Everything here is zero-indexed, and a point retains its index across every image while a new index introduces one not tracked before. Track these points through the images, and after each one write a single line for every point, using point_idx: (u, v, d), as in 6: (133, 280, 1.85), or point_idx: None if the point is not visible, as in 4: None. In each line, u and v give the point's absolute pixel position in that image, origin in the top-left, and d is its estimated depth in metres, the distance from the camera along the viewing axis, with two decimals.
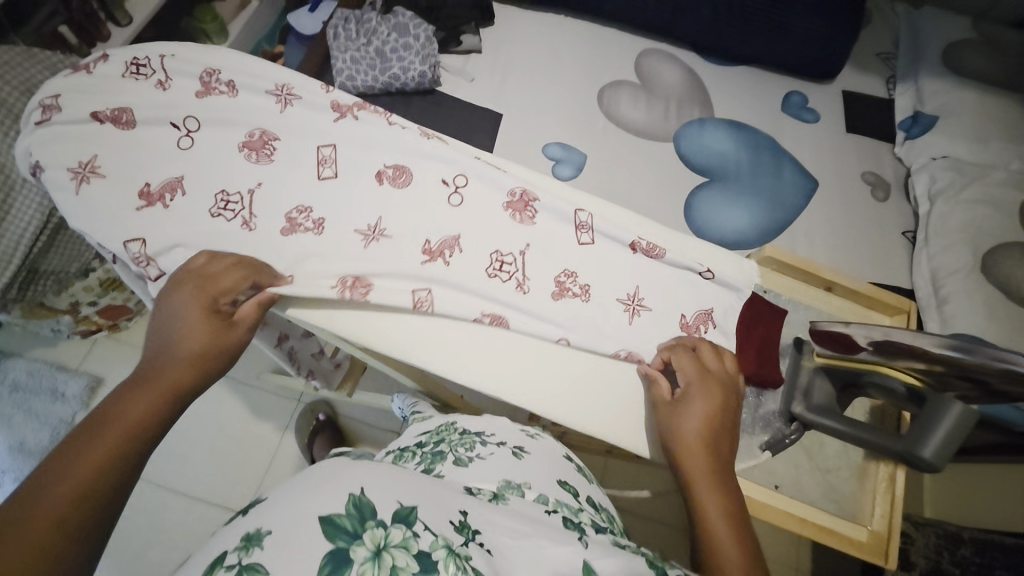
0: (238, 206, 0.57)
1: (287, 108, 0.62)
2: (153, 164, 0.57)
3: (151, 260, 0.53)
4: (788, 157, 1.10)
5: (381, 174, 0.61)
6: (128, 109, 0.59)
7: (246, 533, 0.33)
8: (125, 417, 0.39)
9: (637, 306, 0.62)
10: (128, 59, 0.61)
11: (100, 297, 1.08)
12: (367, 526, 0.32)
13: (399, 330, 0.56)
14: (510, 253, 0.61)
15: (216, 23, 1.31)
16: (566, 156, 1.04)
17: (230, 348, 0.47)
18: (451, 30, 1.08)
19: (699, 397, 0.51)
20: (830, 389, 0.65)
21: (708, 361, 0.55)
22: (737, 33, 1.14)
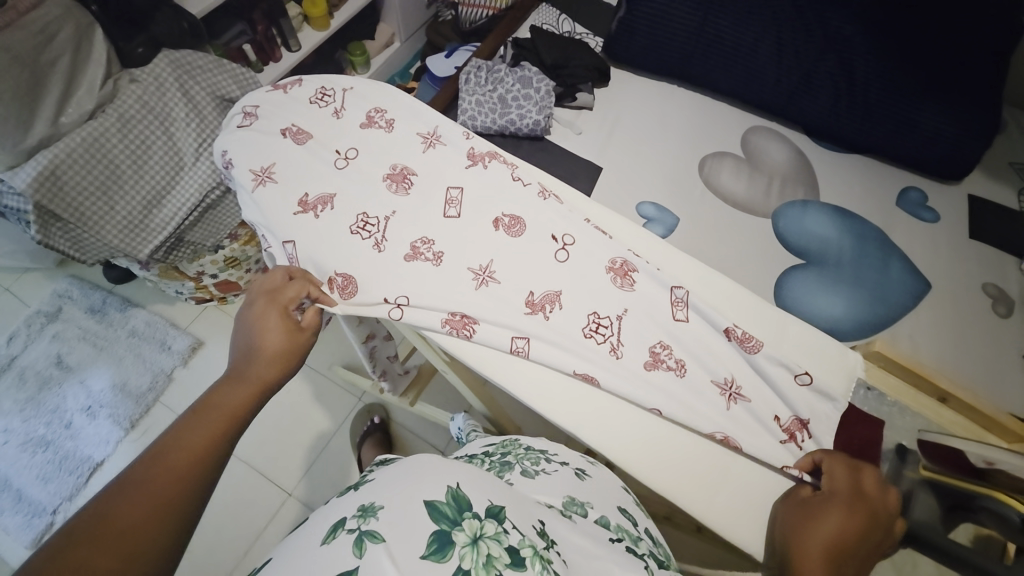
0: (375, 228, 0.64)
1: (430, 149, 0.70)
2: (313, 179, 0.66)
3: (299, 262, 0.62)
4: (899, 255, 1.04)
5: (498, 222, 0.66)
6: (307, 127, 0.70)
7: (362, 505, 0.38)
8: (225, 405, 0.46)
9: (733, 393, 0.60)
10: (319, 87, 0.73)
11: (221, 272, 1.23)
12: (465, 516, 0.37)
13: (491, 361, 0.60)
14: (607, 316, 0.63)
15: (363, 57, 1.53)
16: (659, 217, 1.06)
17: (301, 347, 0.54)
18: (569, 87, 1.16)
19: (837, 511, 0.49)
20: (935, 507, 0.58)
21: (868, 485, 0.51)
22: (858, 122, 1.12)
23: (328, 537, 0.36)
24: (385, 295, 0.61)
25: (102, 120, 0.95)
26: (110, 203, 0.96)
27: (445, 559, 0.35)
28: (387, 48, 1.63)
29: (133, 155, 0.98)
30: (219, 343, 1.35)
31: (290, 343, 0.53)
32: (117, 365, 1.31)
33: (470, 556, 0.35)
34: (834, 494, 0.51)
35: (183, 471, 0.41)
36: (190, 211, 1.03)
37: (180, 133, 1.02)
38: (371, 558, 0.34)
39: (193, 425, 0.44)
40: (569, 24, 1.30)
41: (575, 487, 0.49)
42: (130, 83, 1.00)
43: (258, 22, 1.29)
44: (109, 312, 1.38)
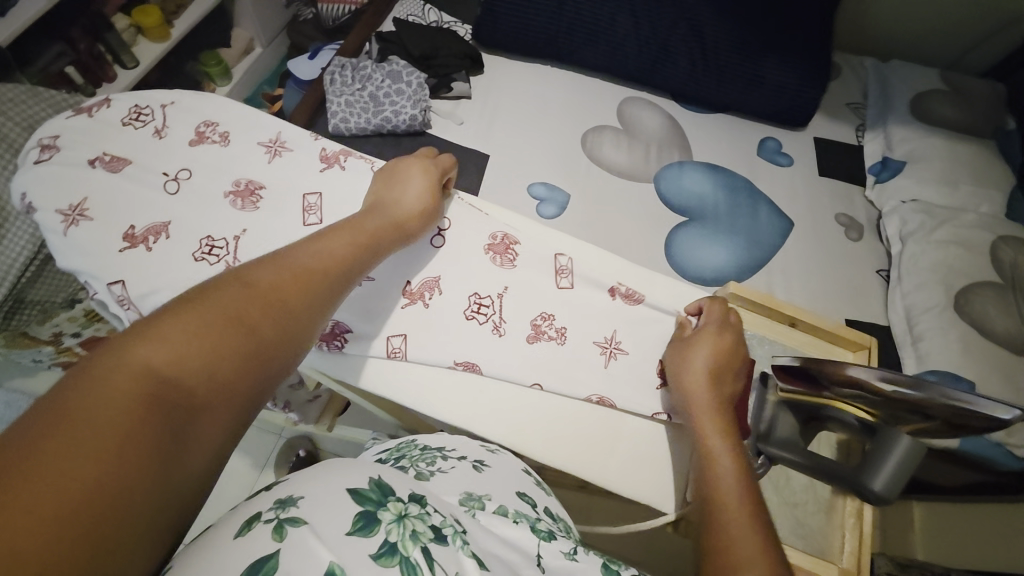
0: (223, 251, 0.59)
1: (276, 158, 0.65)
2: (143, 208, 0.59)
3: (133, 303, 0.55)
4: (764, 200, 1.15)
5: None
6: (125, 157, 0.62)
7: (280, 498, 0.36)
8: (347, 243, 0.52)
9: (613, 349, 0.65)
10: (132, 106, 0.65)
11: (84, 329, 1.00)
12: (389, 498, 0.37)
13: (376, 365, 0.61)
14: (488, 295, 0.65)
15: (220, 66, 1.41)
16: (550, 196, 1.08)
17: (426, 215, 0.61)
18: (442, 77, 1.14)
19: (711, 339, 0.61)
20: (795, 423, 0.64)
21: (733, 318, 0.64)
22: (714, 83, 1.21)
23: (244, 530, 0.34)
24: None
25: None
26: None
27: (371, 534, 0.34)
28: (248, 56, 1.51)
29: None
30: None
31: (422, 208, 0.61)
32: None
33: (397, 529, 0.35)
34: (707, 325, 0.62)
35: (251, 321, 0.40)
36: (27, 264, 0.89)
37: None
38: (294, 541, 0.32)
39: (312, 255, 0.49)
40: (436, 13, 1.26)
41: (474, 481, 0.48)
42: None
43: (78, 40, 1.12)
44: None
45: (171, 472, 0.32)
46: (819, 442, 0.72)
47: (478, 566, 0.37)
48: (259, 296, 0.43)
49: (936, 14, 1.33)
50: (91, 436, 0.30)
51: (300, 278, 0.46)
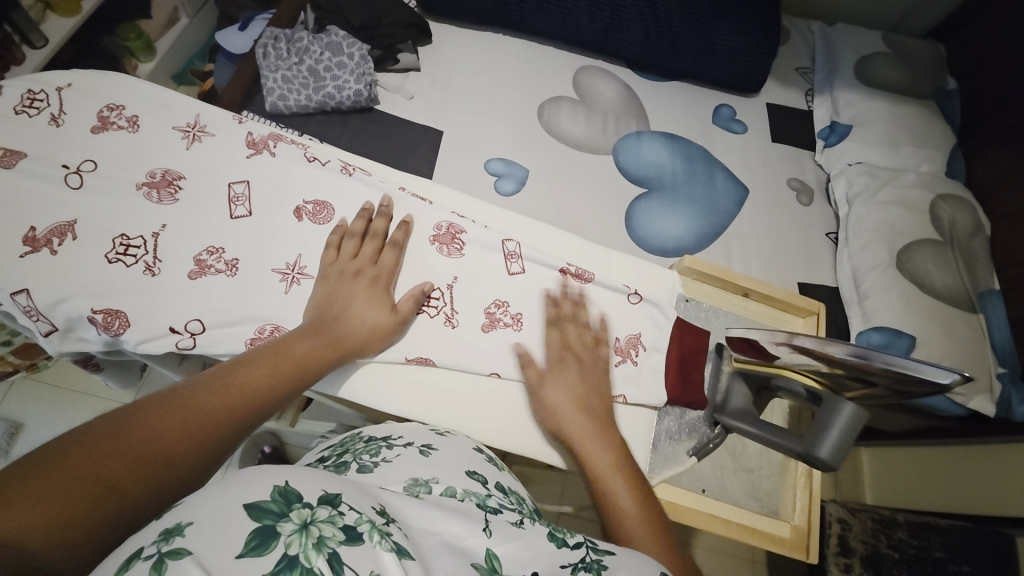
0: (140, 250, 0.59)
1: (195, 144, 0.66)
2: (46, 208, 0.59)
3: (41, 314, 0.56)
4: (719, 166, 1.16)
5: (301, 210, 0.65)
6: (20, 152, 0.61)
7: (166, 527, 0.32)
8: (285, 361, 0.52)
9: (571, 332, 0.67)
10: (25, 92, 0.64)
11: (14, 337, 0.97)
12: (294, 507, 0.34)
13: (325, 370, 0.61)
14: (438, 287, 0.66)
15: (141, 40, 1.32)
16: (508, 171, 1.06)
17: (388, 319, 0.60)
18: (387, 48, 1.06)
19: (563, 374, 0.61)
20: (747, 393, 0.67)
21: (573, 340, 0.64)
22: (667, 50, 1.20)
23: (120, 570, 0.30)
24: (172, 325, 0.58)
25: None
26: None
27: (266, 552, 0.31)
28: (172, 27, 1.42)
29: None
30: (45, 419, 1.11)
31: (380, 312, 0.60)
32: None
33: (297, 541, 0.32)
34: (554, 359, 0.62)
35: (166, 444, 0.40)
36: None
37: None
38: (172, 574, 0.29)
39: (248, 375, 0.49)
40: None
41: (419, 467, 0.49)
42: None
43: None
44: None
45: None
46: (772, 410, 0.75)
47: (399, 558, 0.34)
48: (163, 424, 0.41)
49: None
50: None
51: (230, 398, 0.46)
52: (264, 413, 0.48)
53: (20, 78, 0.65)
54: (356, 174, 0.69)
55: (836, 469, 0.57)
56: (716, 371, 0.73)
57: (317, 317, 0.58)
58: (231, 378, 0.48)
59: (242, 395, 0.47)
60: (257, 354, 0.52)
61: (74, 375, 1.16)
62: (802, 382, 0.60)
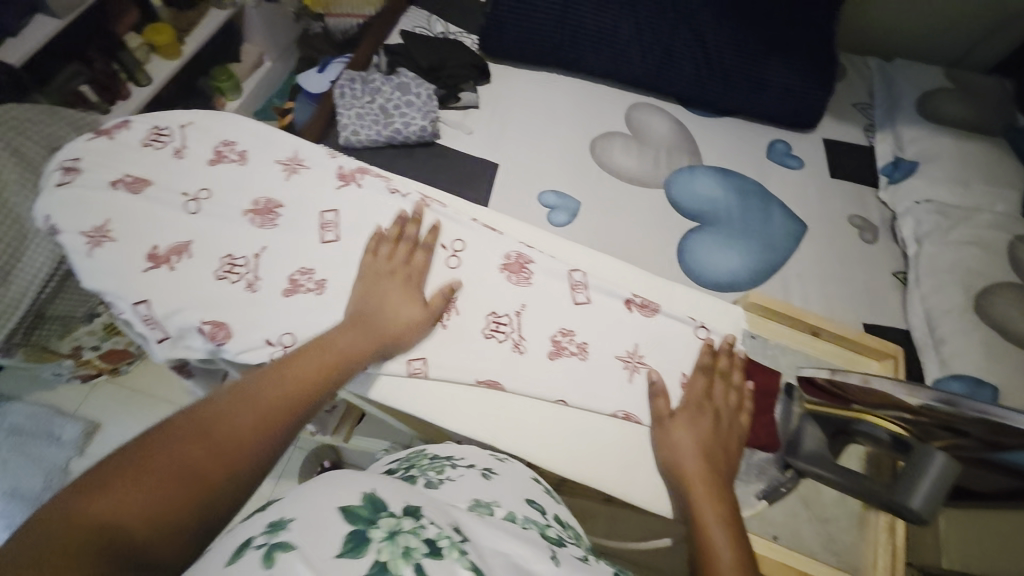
0: (244, 269, 0.65)
1: (293, 175, 0.71)
2: (162, 229, 0.65)
3: (158, 322, 0.61)
4: (777, 202, 1.14)
5: (382, 237, 0.68)
6: (146, 179, 0.68)
7: (271, 521, 0.35)
8: (333, 351, 0.55)
9: (636, 363, 0.66)
10: (152, 127, 0.72)
11: (103, 342, 1.10)
12: (381, 514, 0.37)
13: (396, 390, 0.62)
14: (506, 313, 0.67)
15: (231, 81, 1.45)
16: (561, 204, 1.08)
17: (423, 313, 0.62)
18: (451, 88, 1.14)
19: (690, 422, 0.60)
20: (822, 436, 0.66)
21: (716, 392, 0.63)
22: (718, 89, 1.20)
23: (233, 558, 0.33)
24: (267, 338, 0.62)
25: None
26: None
27: (360, 555, 0.33)
28: (258, 69, 1.57)
29: None
30: (121, 421, 1.20)
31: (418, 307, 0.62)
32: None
33: (387, 548, 0.34)
34: (686, 404, 0.61)
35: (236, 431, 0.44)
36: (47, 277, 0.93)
37: (13, 196, 0.88)
38: (281, 567, 0.31)
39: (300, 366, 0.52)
40: (442, 25, 1.28)
41: (482, 489, 0.50)
42: None
43: (95, 60, 1.13)
44: None
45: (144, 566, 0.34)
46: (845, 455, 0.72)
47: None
48: (232, 413, 0.45)
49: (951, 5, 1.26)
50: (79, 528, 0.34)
51: (288, 388, 0.50)
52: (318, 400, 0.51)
53: (149, 115, 0.73)
54: (433, 206, 0.72)
55: (929, 523, 0.54)
56: (786, 411, 0.72)
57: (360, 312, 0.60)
58: (284, 368, 0.51)
59: (297, 383, 0.50)
60: (304, 350, 0.54)
61: (149, 380, 1.25)
62: (886, 429, 0.59)
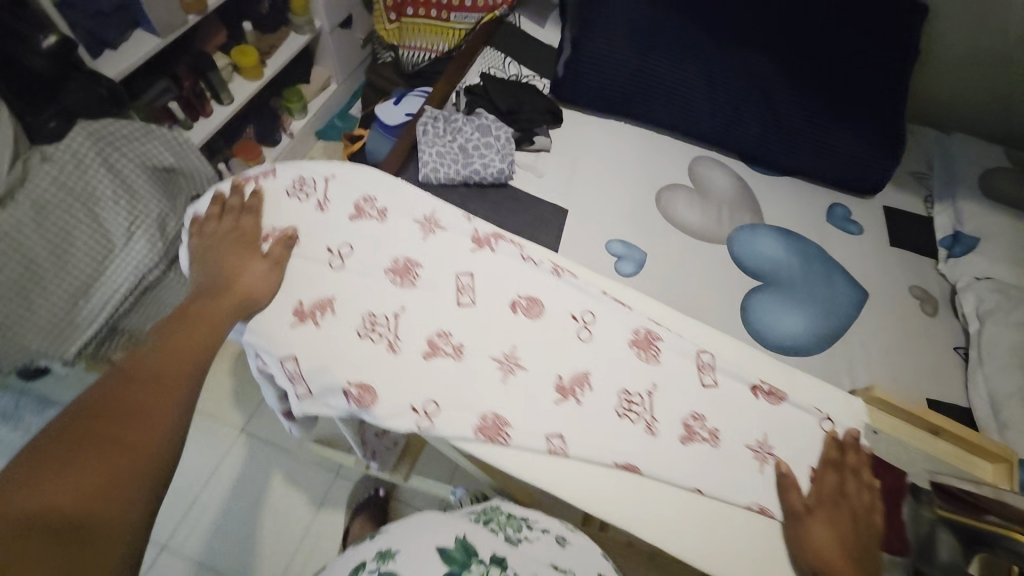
0: (385, 328, 0.62)
1: (430, 236, 0.68)
2: (310, 284, 0.63)
3: (303, 378, 0.59)
4: (838, 268, 1.16)
5: (515, 304, 0.65)
6: (291, 229, 0.66)
7: (387, 548, 0.60)
8: (204, 318, 0.57)
9: (767, 454, 0.62)
10: (293, 176, 0.69)
11: None
12: (470, 559, 0.58)
13: (531, 469, 0.58)
14: (638, 392, 0.63)
15: (301, 103, 1.51)
16: (627, 254, 1.10)
17: (274, 274, 0.62)
18: (525, 131, 1.16)
19: (826, 519, 0.58)
20: (955, 544, 0.60)
21: (849, 487, 0.60)
22: (783, 148, 1.21)
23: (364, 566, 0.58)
24: (412, 404, 0.59)
25: (13, 207, 0.81)
26: (31, 304, 0.85)
27: None
28: (324, 92, 1.62)
29: (51, 244, 0.85)
30: None
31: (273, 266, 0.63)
32: None
33: None
34: (821, 499, 0.59)
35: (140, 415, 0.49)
36: (127, 292, 0.93)
37: (106, 211, 0.89)
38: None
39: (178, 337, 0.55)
40: (515, 67, 1.32)
41: (557, 554, 0.64)
42: (42, 161, 0.84)
43: (183, 77, 1.15)
44: (24, 415, 1.15)
45: (110, 543, 0.43)
46: None
47: None
48: (130, 399, 0.50)
49: (1017, 81, 1.26)
50: (41, 532, 0.41)
51: (170, 361, 0.53)
52: (198, 362, 0.54)
53: (289, 163, 0.70)
54: (566, 275, 0.68)
55: None
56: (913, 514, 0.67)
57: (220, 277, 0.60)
58: (163, 343, 0.54)
59: (176, 354, 0.54)
60: (179, 317, 0.57)
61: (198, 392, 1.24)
62: None
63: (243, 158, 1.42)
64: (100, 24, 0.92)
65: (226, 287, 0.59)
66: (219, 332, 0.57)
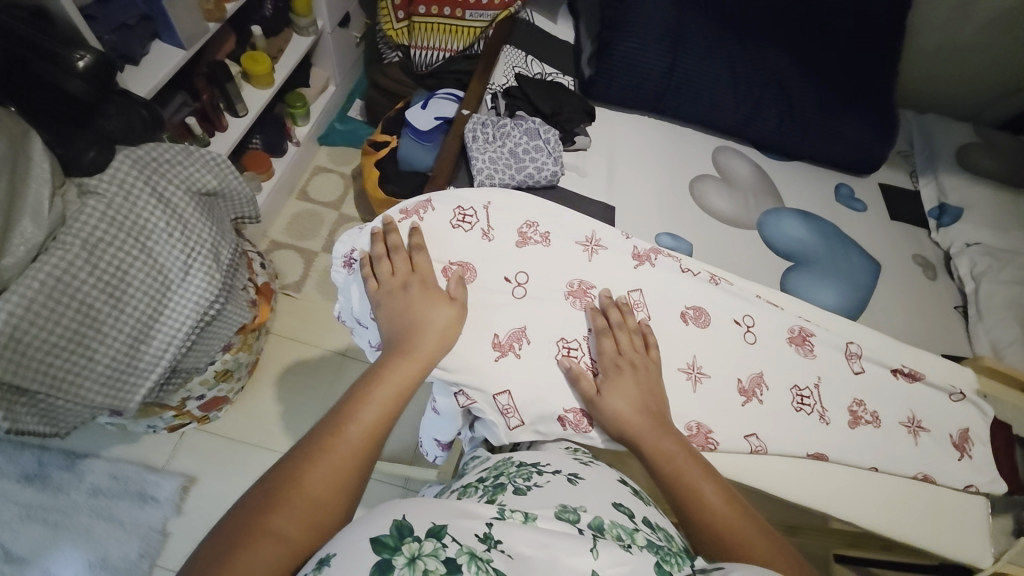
0: (580, 353, 0.63)
1: (595, 256, 0.69)
2: (498, 316, 0.62)
3: (516, 411, 0.59)
4: (853, 245, 1.26)
5: (685, 315, 0.68)
6: (469, 264, 0.65)
7: (318, 557, 0.40)
8: (397, 382, 0.52)
9: (918, 427, 0.69)
10: (456, 207, 0.67)
11: (209, 389, 1.05)
12: (404, 541, 0.39)
13: (734, 469, 0.64)
14: (807, 387, 0.68)
15: (305, 108, 1.41)
16: (676, 246, 1.14)
17: (452, 327, 0.58)
18: (566, 132, 1.18)
19: (617, 389, 0.58)
20: None
21: (625, 346, 0.61)
22: (798, 135, 1.29)
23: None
24: None
25: (63, 250, 0.71)
26: (87, 355, 0.74)
27: None
28: (324, 94, 1.52)
29: (108, 287, 0.75)
30: (217, 473, 1.11)
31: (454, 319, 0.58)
32: (84, 539, 1.02)
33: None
34: (604, 371, 0.60)
35: (330, 491, 0.45)
36: (190, 331, 0.84)
37: (159, 246, 0.80)
38: None
39: (368, 402, 0.50)
40: (539, 65, 1.31)
41: (567, 494, 0.50)
42: (84, 195, 0.75)
43: (201, 90, 1.06)
44: (52, 474, 1.06)
45: None
46: None
47: None
48: (319, 470, 0.46)
49: (978, 66, 1.43)
50: None
51: (364, 432, 0.49)
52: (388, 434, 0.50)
53: (447, 194, 0.68)
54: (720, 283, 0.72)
55: None
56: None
57: (406, 333, 0.55)
58: (351, 407, 0.50)
59: (369, 423, 0.49)
60: (373, 378, 0.52)
61: (243, 426, 1.17)
62: None
63: (255, 172, 1.31)
64: (124, 38, 0.85)
65: (413, 346, 0.55)
66: (408, 397, 0.52)
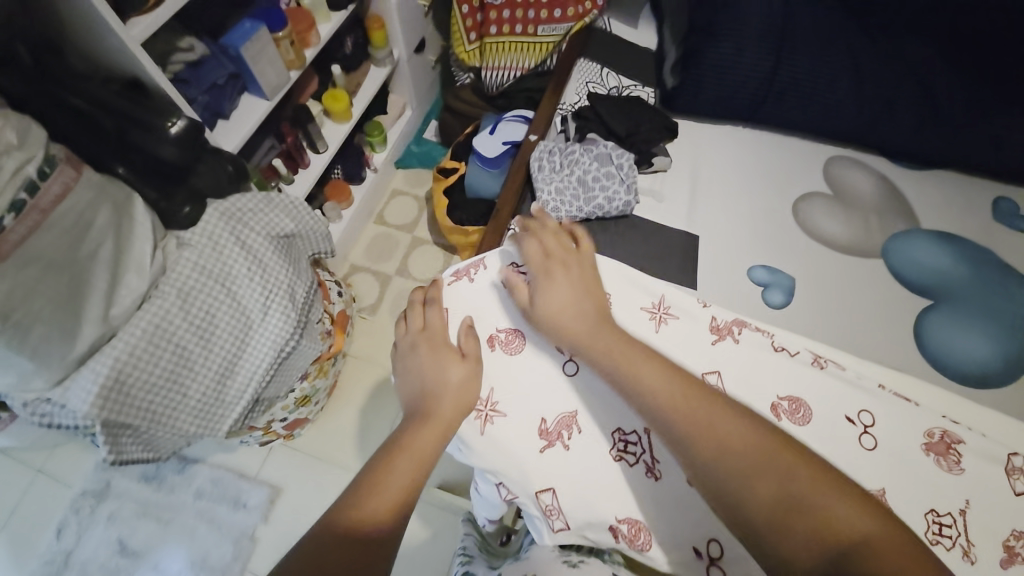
0: (638, 448, 0.60)
1: (663, 325, 0.65)
2: (548, 398, 0.61)
3: (561, 513, 0.58)
4: (1015, 273, 0.98)
5: (777, 407, 0.61)
6: (517, 331, 0.64)
7: None
8: (417, 448, 0.52)
9: None
10: (509, 263, 0.66)
11: (292, 412, 1.11)
12: None
13: None
14: (948, 513, 0.56)
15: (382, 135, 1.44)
16: (773, 280, 0.99)
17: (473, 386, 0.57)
18: (643, 153, 1.08)
19: (551, 294, 0.59)
20: None
21: (555, 249, 0.63)
22: (941, 140, 1.05)
23: None
24: (693, 543, 0.58)
25: (161, 300, 0.79)
26: (182, 390, 0.81)
27: None
28: (400, 119, 1.55)
29: (199, 330, 0.82)
30: (302, 488, 1.19)
31: (470, 377, 0.57)
32: (189, 538, 1.14)
33: None
34: (539, 279, 0.60)
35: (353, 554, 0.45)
36: (269, 368, 0.89)
37: (242, 291, 0.86)
38: None
39: (390, 469, 0.50)
40: (614, 78, 1.22)
41: None
42: (180, 247, 0.83)
43: (286, 133, 1.15)
44: (165, 476, 1.19)
45: None
46: None
47: None
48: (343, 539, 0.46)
49: None
50: None
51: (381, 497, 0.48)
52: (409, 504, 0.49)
53: (503, 250, 0.68)
54: (827, 365, 0.64)
55: None
56: None
57: (423, 400, 0.55)
58: (372, 471, 0.50)
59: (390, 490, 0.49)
60: (395, 445, 0.52)
61: (324, 444, 1.24)
62: None
63: (337, 202, 1.38)
64: (214, 97, 0.93)
65: (433, 414, 0.54)
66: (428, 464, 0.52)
